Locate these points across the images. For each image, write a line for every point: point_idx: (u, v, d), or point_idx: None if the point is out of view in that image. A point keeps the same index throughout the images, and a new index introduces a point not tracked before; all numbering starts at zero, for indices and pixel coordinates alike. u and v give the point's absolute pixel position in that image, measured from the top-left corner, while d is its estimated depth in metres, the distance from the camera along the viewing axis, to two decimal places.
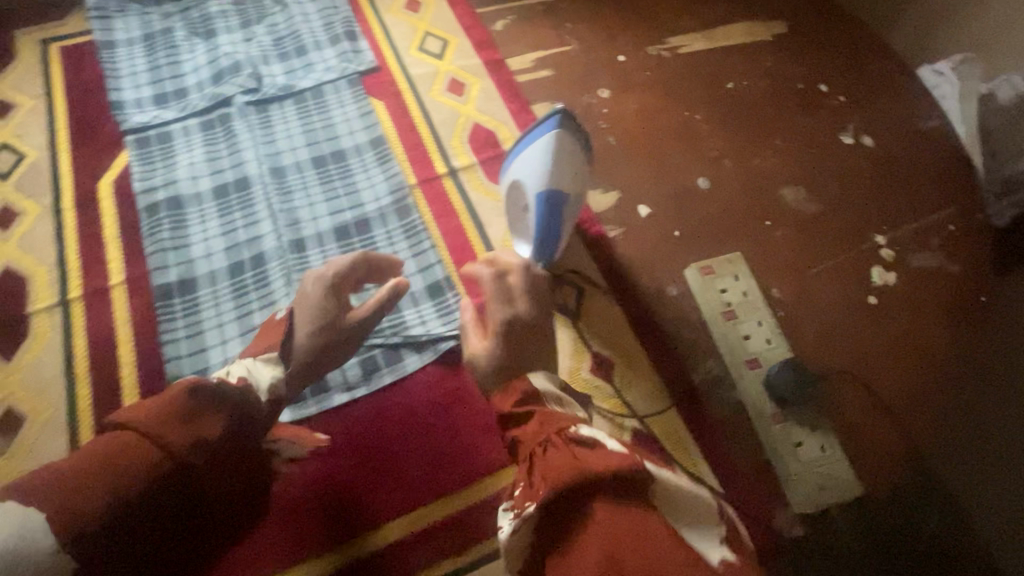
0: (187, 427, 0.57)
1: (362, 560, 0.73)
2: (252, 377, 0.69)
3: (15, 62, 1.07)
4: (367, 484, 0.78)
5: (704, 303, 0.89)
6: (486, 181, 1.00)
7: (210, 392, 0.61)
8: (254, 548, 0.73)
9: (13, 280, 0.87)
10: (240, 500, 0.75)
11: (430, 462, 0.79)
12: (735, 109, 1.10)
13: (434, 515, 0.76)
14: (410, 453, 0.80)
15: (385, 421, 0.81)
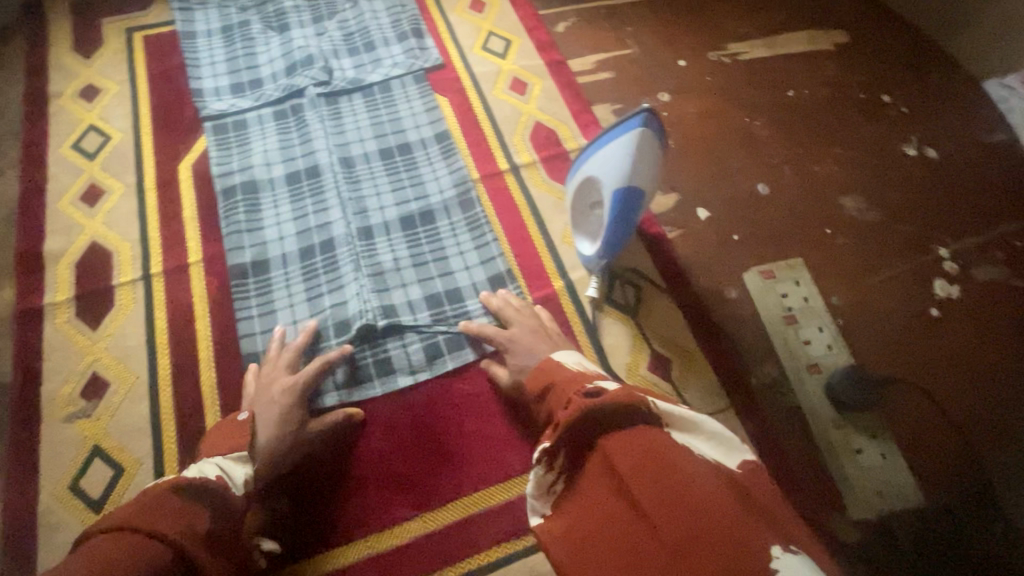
0: (188, 522, 0.52)
1: (425, 537, 0.76)
2: (227, 477, 0.61)
3: (103, 49, 1.13)
4: (430, 465, 0.80)
5: (763, 308, 0.89)
6: (546, 179, 1.02)
7: (197, 490, 0.56)
8: (321, 519, 0.76)
9: (99, 254, 0.92)
10: (309, 472, 0.78)
11: (490, 447, 0.82)
12: (795, 117, 1.10)
13: (495, 498, 0.79)
14: (471, 437, 0.82)
15: (447, 406, 0.84)
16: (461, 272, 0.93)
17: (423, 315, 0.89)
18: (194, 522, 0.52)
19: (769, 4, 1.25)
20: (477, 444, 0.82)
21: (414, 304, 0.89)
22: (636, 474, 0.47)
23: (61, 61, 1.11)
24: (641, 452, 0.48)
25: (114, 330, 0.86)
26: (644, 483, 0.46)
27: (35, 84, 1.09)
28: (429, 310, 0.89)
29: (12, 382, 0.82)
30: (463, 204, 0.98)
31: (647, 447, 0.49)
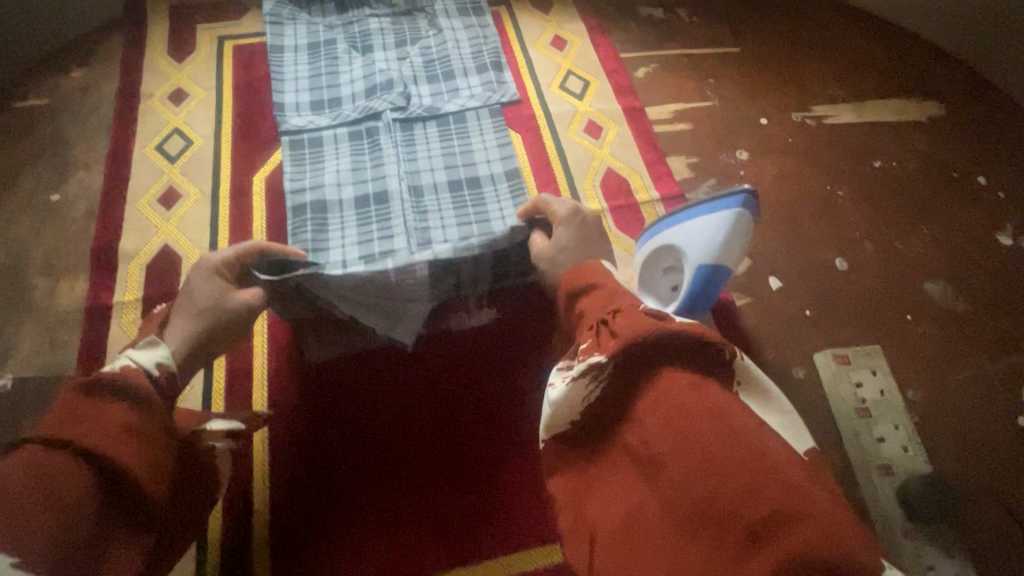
0: (93, 426, 0.50)
1: None
2: (133, 362, 0.58)
3: (194, 55, 1.17)
4: (466, 512, 0.80)
5: (836, 397, 0.84)
6: (614, 229, 1.00)
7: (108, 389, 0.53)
8: (356, 557, 0.77)
9: (170, 259, 0.94)
10: (348, 504, 0.80)
11: (531, 501, 0.81)
12: (881, 189, 1.05)
13: (534, 558, 0.78)
14: (511, 488, 0.82)
15: (487, 452, 0.84)
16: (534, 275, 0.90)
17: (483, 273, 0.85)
18: (102, 425, 0.50)
19: (861, 67, 1.20)
20: (494, 502, 0.81)
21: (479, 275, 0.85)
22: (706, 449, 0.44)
23: (154, 63, 1.15)
24: (691, 427, 0.45)
25: None
26: (713, 452, 0.44)
27: (128, 82, 1.13)
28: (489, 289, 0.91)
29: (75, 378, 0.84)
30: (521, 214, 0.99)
31: (699, 412, 0.46)
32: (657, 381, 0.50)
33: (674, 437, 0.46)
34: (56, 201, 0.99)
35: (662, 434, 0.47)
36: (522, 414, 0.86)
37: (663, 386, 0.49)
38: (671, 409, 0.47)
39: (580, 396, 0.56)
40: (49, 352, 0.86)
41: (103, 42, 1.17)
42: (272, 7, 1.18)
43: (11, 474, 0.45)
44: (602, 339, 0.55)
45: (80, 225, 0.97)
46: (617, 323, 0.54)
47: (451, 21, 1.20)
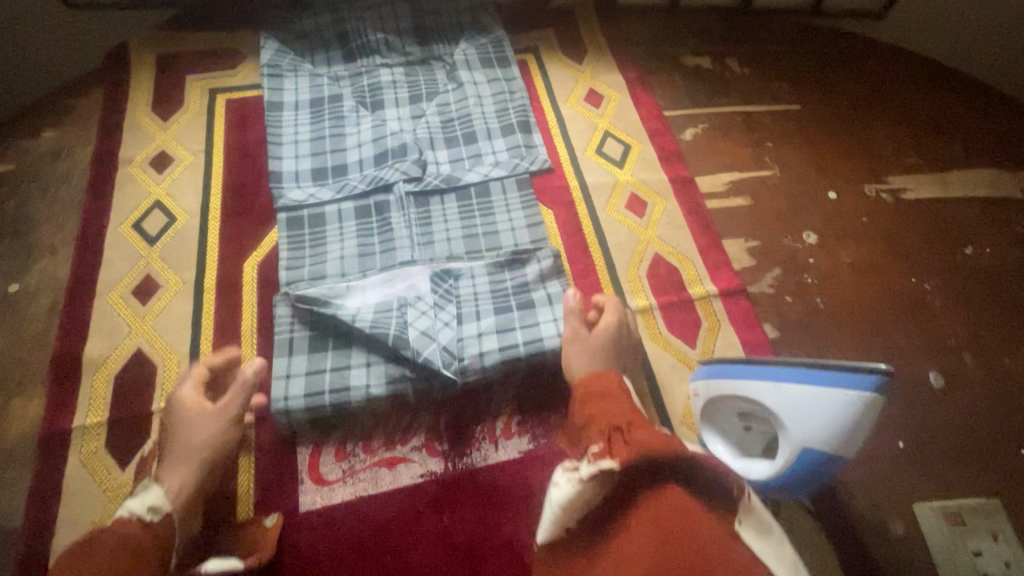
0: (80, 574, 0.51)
1: None
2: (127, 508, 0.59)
3: (182, 112, 1.03)
4: None
5: (950, 568, 0.68)
6: (665, 331, 0.85)
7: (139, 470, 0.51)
8: None
9: (143, 368, 0.80)
10: None
11: None
12: (976, 283, 0.90)
13: None
14: None
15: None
16: (545, 311, 0.82)
17: (483, 292, 0.84)
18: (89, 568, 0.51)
19: (940, 131, 1.05)
20: None
21: (480, 298, 0.83)
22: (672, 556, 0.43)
23: (135, 121, 1.01)
24: (674, 557, 0.43)
25: (143, 472, 0.73)
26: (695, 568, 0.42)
27: (107, 145, 0.99)
28: (500, 344, 0.79)
29: (21, 529, 0.69)
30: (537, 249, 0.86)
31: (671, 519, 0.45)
32: (660, 492, 0.48)
33: (657, 546, 0.44)
34: (15, 292, 0.85)
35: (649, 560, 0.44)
36: (522, 542, 0.71)
37: (667, 497, 0.47)
38: (654, 526, 0.46)
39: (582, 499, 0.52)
40: None
41: (79, 97, 1.03)
42: (272, 57, 1.04)
43: None
44: (613, 447, 0.53)
45: (41, 323, 0.83)
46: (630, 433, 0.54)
47: (472, 73, 1.05)
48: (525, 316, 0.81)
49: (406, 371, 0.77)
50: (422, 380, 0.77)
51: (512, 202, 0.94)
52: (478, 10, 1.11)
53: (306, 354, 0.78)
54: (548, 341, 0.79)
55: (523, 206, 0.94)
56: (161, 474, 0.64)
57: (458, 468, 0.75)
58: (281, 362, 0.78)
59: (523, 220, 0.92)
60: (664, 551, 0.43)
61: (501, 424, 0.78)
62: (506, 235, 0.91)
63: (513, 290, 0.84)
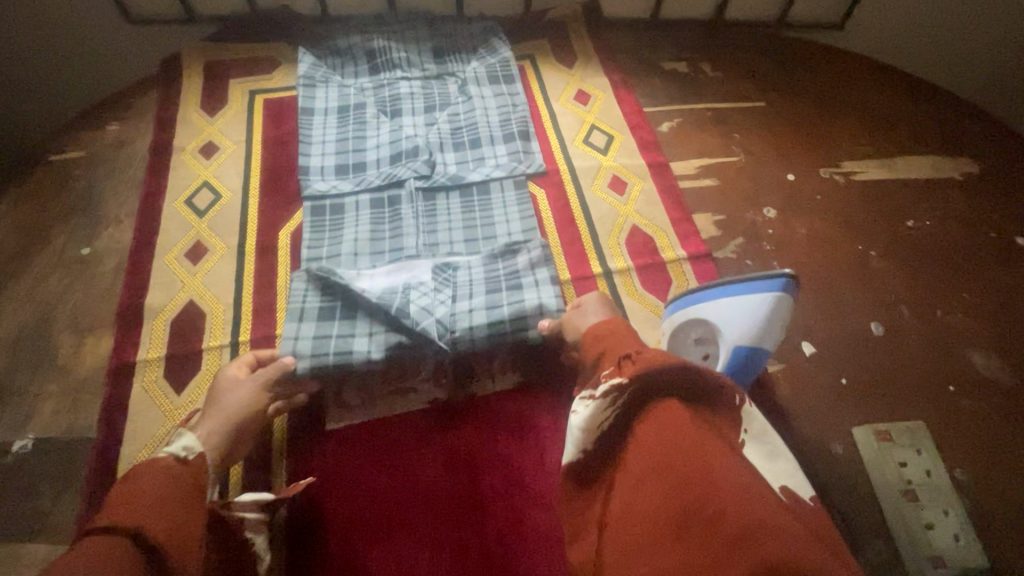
0: (132, 512, 0.58)
1: None
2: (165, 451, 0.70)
3: (226, 109, 1.19)
4: (456, 538, 0.78)
5: (877, 475, 0.80)
6: (640, 288, 0.98)
7: (157, 473, 0.64)
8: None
9: (194, 315, 0.94)
10: (338, 524, 0.79)
11: (520, 534, 0.78)
12: (915, 251, 1.02)
13: None
14: (500, 518, 0.80)
15: (479, 481, 0.82)
16: (531, 293, 0.92)
17: (478, 277, 0.94)
18: (142, 507, 0.59)
19: (890, 124, 1.19)
20: (485, 535, 0.78)
21: (474, 283, 0.93)
22: (669, 450, 0.52)
23: (187, 117, 1.18)
24: (671, 449, 0.52)
25: (195, 397, 0.86)
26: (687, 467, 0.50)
27: (162, 136, 1.15)
28: (489, 324, 0.88)
29: (96, 440, 0.82)
30: (528, 241, 0.97)
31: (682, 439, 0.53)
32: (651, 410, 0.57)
33: (659, 446, 0.53)
34: (87, 254, 1.00)
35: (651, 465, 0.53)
36: (514, 449, 0.85)
37: (667, 406, 0.56)
38: (659, 429, 0.55)
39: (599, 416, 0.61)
40: (70, 411, 0.85)
41: (139, 96, 1.20)
42: (307, 70, 1.18)
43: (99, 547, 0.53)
44: (622, 367, 0.62)
45: (108, 280, 0.98)
46: (638, 355, 0.62)
47: (480, 88, 1.19)
48: (514, 296, 0.91)
49: (404, 340, 0.86)
50: (412, 351, 0.86)
51: (507, 183, 1.09)
52: (490, 34, 1.26)
53: (315, 321, 0.88)
54: (533, 323, 0.88)
55: (517, 192, 1.08)
56: (197, 426, 0.76)
57: (461, 397, 0.89)
58: (292, 326, 0.88)
59: (517, 215, 1.05)
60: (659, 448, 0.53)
61: (497, 362, 0.92)
62: (502, 230, 1.03)
63: (505, 277, 0.94)
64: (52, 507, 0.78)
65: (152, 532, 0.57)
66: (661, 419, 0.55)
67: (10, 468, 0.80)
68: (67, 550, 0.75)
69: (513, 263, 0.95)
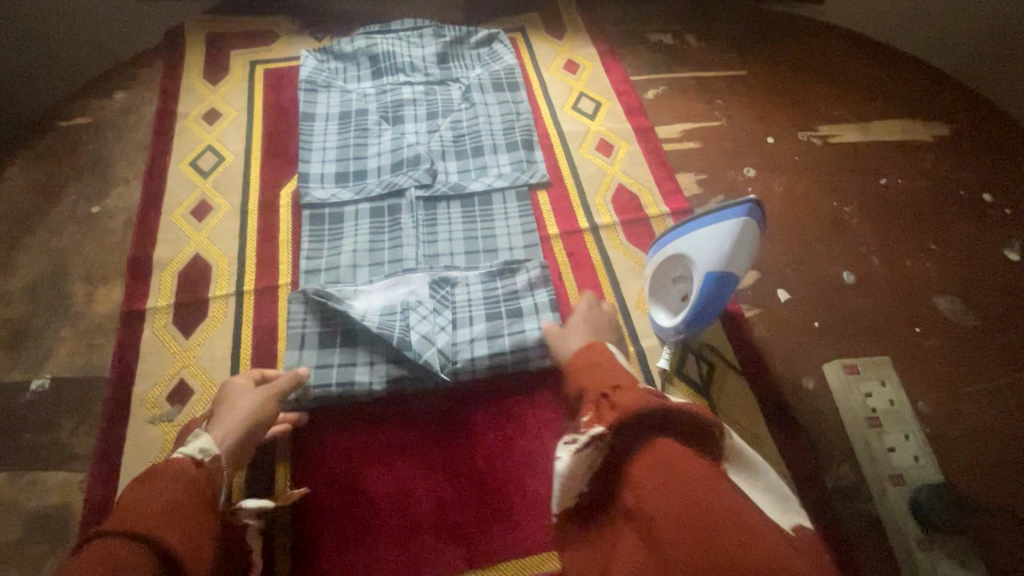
0: (139, 516, 0.54)
1: (445, 530, 0.78)
2: (180, 452, 0.65)
3: (227, 77, 1.24)
4: (451, 460, 0.83)
5: (844, 405, 0.85)
6: (625, 242, 1.03)
7: (167, 476, 0.60)
8: (344, 497, 0.80)
9: (200, 267, 0.99)
10: (339, 450, 0.83)
11: (512, 457, 0.84)
12: (887, 206, 1.08)
13: (515, 510, 0.80)
14: (492, 443, 0.84)
15: (473, 410, 0.87)
16: (530, 321, 0.91)
17: (476, 296, 0.94)
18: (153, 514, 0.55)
19: (865, 90, 1.24)
20: (478, 457, 0.83)
21: (473, 304, 0.93)
22: (679, 486, 0.51)
23: (190, 86, 1.22)
24: (683, 486, 0.51)
25: (203, 342, 0.91)
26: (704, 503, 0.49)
27: (166, 104, 1.20)
28: (489, 351, 0.88)
29: (109, 380, 0.87)
30: (527, 260, 0.97)
31: (686, 474, 0.52)
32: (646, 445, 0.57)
33: (667, 483, 0.51)
34: (97, 213, 1.05)
35: (654, 499, 0.51)
36: (506, 381, 0.89)
37: (657, 446, 0.56)
38: (661, 466, 0.53)
39: (585, 467, 0.60)
40: (85, 354, 0.90)
41: (143, 67, 1.25)
42: (310, 74, 1.20)
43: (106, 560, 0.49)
44: (601, 411, 0.63)
45: (118, 236, 1.02)
46: (616, 396, 0.64)
47: (484, 96, 1.18)
48: (513, 324, 0.91)
49: (405, 373, 0.86)
50: (418, 377, 0.86)
51: (498, 145, 1.12)
52: (493, 42, 1.27)
53: (316, 348, 0.88)
54: (533, 348, 0.89)
55: (511, 163, 1.11)
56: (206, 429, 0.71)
57: None
58: (293, 354, 0.87)
59: (518, 226, 1.03)
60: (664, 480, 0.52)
61: None
62: (503, 246, 1.01)
63: (503, 297, 0.94)
64: (70, 438, 0.83)
65: (168, 541, 0.53)
66: (659, 456, 0.54)
67: (31, 404, 0.86)
68: (86, 476, 0.80)
69: (514, 288, 0.94)
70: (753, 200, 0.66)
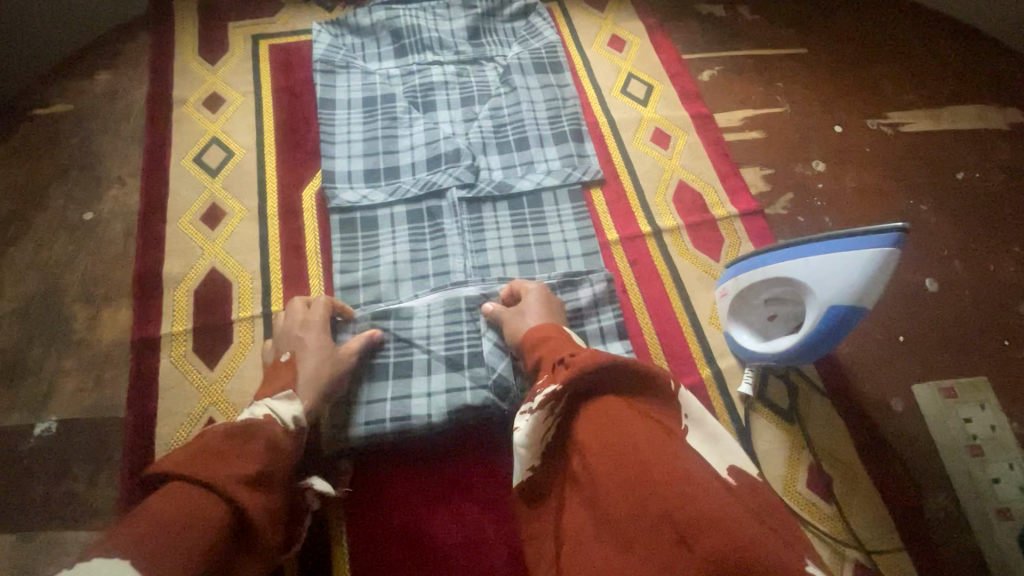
0: (220, 467, 0.50)
1: None
2: (273, 413, 0.62)
3: (228, 55, 1.08)
4: None
5: (942, 431, 0.79)
6: (691, 248, 0.94)
7: (250, 432, 0.56)
8: (407, 549, 0.71)
9: (219, 284, 0.87)
10: (397, 495, 0.74)
11: None
12: (964, 204, 1.00)
13: None
14: None
15: None
16: (598, 346, 0.83)
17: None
18: (230, 465, 0.51)
19: (937, 71, 1.14)
20: None
21: None
22: (619, 437, 0.49)
23: (185, 64, 1.06)
24: (625, 437, 0.49)
25: (230, 372, 0.81)
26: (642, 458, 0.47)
27: (159, 86, 1.04)
28: None
29: (126, 420, 0.77)
30: (589, 272, 0.87)
31: (627, 427, 0.50)
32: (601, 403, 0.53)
33: (609, 437, 0.50)
34: (91, 219, 0.91)
35: (599, 460, 0.49)
36: None
37: (609, 404, 0.52)
38: (606, 422, 0.51)
39: (541, 432, 0.56)
40: (94, 390, 0.79)
41: (129, 42, 1.08)
42: (325, 52, 1.05)
43: (172, 506, 0.45)
44: (557, 373, 0.57)
45: (118, 247, 0.89)
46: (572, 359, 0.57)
47: (525, 78, 1.05)
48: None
49: (465, 404, 0.77)
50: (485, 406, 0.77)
51: (545, 137, 1.00)
52: (530, 14, 1.13)
53: (367, 382, 0.78)
54: None
55: (561, 159, 0.99)
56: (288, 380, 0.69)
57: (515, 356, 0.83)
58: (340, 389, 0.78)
59: (574, 230, 0.93)
60: (606, 429, 0.50)
61: None
62: (558, 252, 0.91)
63: (567, 316, 0.85)
64: (88, 489, 0.73)
65: (247, 505, 0.49)
66: (605, 411, 0.52)
67: (37, 450, 0.75)
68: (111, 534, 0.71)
69: (578, 304, 0.85)
70: (900, 231, 0.59)
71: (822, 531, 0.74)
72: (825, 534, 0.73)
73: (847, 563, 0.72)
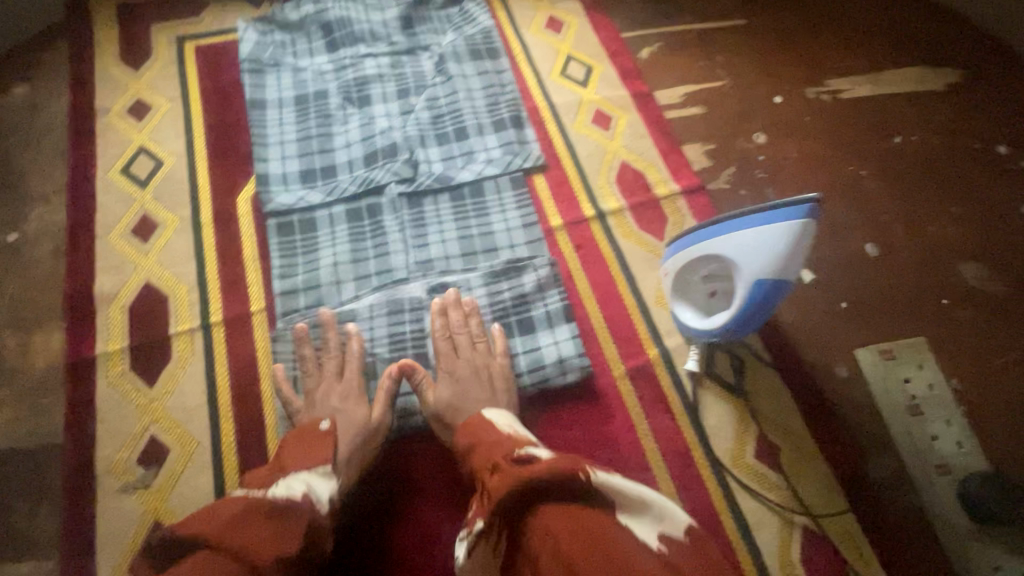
0: (240, 530, 0.51)
1: None
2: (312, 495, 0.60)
3: (151, 60, 1.04)
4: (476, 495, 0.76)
5: (884, 394, 0.81)
6: (636, 229, 0.93)
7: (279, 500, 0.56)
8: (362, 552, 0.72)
9: (154, 299, 0.84)
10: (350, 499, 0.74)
11: None
12: (903, 167, 1.01)
13: None
14: None
15: None
16: (545, 334, 0.83)
17: (482, 305, 0.85)
18: (248, 527, 0.52)
19: (875, 36, 1.15)
20: None
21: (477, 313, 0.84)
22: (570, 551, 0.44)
23: (106, 72, 1.02)
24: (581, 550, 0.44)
25: (171, 389, 0.79)
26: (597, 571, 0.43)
27: (79, 97, 1.00)
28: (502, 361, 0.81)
29: (64, 446, 0.75)
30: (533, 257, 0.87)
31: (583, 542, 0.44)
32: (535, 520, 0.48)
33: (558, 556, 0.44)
34: (15, 241, 0.88)
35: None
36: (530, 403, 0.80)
37: (539, 522, 0.48)
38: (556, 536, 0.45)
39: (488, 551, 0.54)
40: (29, 419, 0.77)
41: (44, 52, 1.03)
42: (252, 51, 1.01)
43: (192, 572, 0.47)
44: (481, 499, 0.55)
45: (46, 268, 0.86)
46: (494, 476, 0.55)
47: (461, 66, 1.03)
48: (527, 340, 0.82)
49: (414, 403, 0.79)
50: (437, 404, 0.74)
51: (484, 126, 0.99)
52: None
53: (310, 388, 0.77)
54: (551, 364, 0.81)
55: (501, 146, 0.97)
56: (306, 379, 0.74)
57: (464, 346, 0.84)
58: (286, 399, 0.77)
59: (518, 219, 0.92)
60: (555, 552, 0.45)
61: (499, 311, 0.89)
62: (502, 241, 0.90)
63: (512, 305, 0.85)
64: (29, 520, 0.72)
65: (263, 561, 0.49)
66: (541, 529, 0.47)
67: None
68: (57, 562, 0.70)
69: (524, 292, 0.85)
70: (813, 200, 0.59)
71: (770, 499, 0.75)
72: (774, 503, 0.75)
73: (795, 529, 0.74)
